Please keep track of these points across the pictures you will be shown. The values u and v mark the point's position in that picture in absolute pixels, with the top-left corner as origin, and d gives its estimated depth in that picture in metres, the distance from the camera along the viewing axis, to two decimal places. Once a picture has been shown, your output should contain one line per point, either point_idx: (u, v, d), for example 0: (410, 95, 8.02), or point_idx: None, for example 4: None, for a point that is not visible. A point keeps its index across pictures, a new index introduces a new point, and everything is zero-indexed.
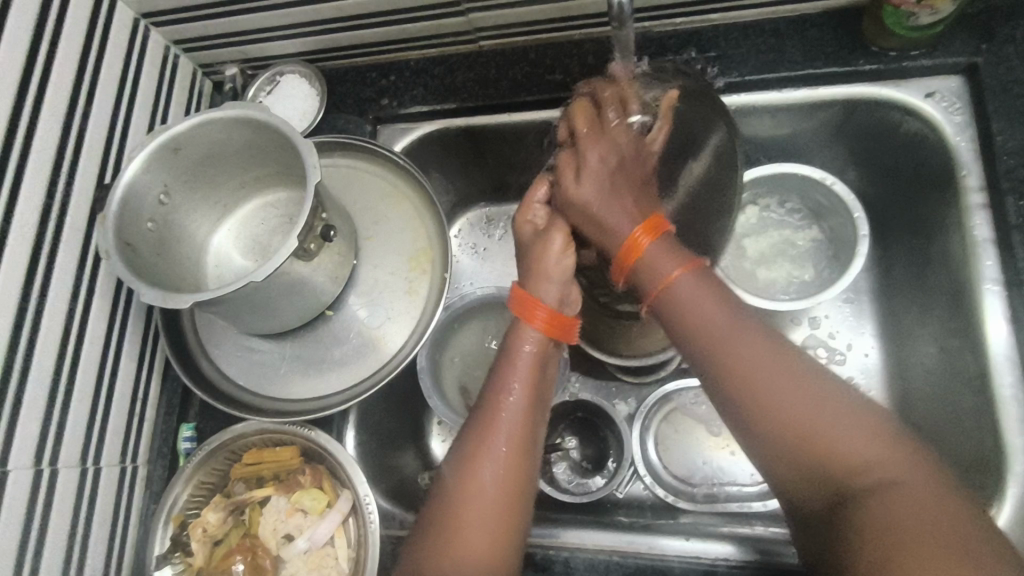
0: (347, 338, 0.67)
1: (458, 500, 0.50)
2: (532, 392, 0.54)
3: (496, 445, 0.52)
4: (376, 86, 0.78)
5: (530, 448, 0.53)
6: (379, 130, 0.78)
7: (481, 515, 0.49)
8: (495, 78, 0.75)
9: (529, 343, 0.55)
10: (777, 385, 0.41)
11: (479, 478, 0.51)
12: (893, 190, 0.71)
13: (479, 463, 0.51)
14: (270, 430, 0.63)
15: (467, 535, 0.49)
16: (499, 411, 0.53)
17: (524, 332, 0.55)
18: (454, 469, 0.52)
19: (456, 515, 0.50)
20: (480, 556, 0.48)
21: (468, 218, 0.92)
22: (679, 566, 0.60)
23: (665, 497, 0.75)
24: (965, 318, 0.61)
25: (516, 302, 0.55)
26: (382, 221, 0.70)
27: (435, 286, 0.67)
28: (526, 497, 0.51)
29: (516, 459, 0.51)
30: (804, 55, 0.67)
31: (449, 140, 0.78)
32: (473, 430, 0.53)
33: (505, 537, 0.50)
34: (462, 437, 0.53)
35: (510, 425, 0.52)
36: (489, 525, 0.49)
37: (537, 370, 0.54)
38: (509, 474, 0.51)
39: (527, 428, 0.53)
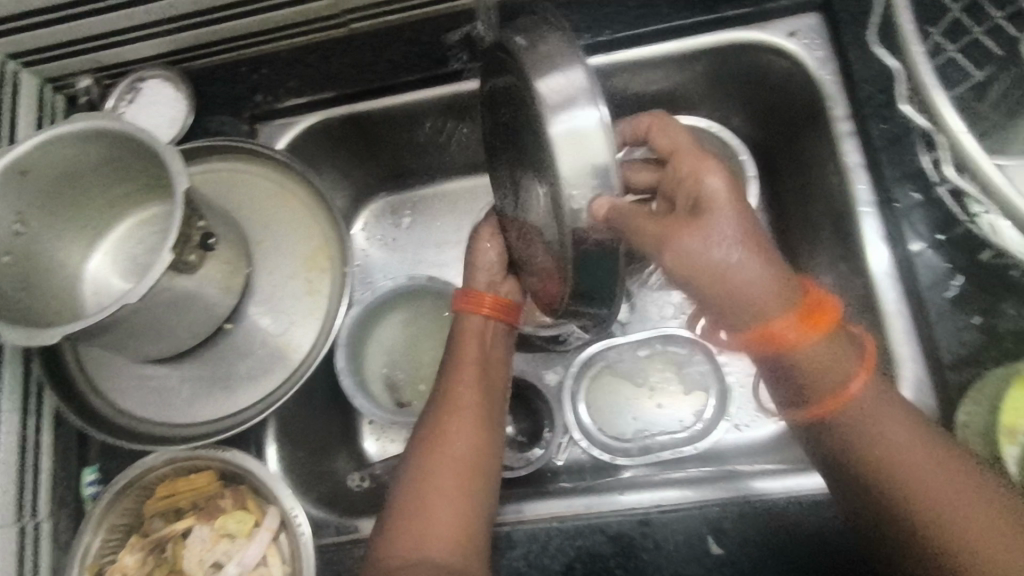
0: (251, 350, 0.63)
1: (424, 464, 0.56)
2: (479, 369, 0.62)
3: (455, 413, 0.59)
4: (248, 82, 0.74)
5: (487, 420, 0.59)
6: (258, 130, 0.74)
7: (443, 471, 0.55)
8: (372, 60, 0.72)
9: (476, 325, 0.65)
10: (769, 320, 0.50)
11: (439, 441, 0.57)
12: (772, 131, 0.73)
13: (441, 428, 0.58)
14: (182, 457, 0.60)
15: (429, 489, 0.54)
16: (454, 389, 0.61)
17: (471, 320, 0.65)
18: (420, 431, 0.58)
19: (420, 485, 0.54)
20: (443, 513, 0.53)
21: (373, 210, 0.91)
22: (615, 520, 0.57)
23: (602, 456, 0.77)
24: (848, 242, 0.64)
25: (461, 305, 0.65)
26: (273, 223, 0.67)
27: (336, 283, 0.64)
28: (487, 466, 0.57)
29: (469, 428, 0.58)
30: (671, 7, 0.67)
31: (335, 131, 0.75)
32: (439, 399, 0.60)
33: (466, 498, 0.54)
34: (433, 405, 0.61)
35: (465, 400, 0.60)
36: (448, 492, 0.54)
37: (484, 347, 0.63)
38: (465, 436, 0.57)
39: (478, 404, 0.60)
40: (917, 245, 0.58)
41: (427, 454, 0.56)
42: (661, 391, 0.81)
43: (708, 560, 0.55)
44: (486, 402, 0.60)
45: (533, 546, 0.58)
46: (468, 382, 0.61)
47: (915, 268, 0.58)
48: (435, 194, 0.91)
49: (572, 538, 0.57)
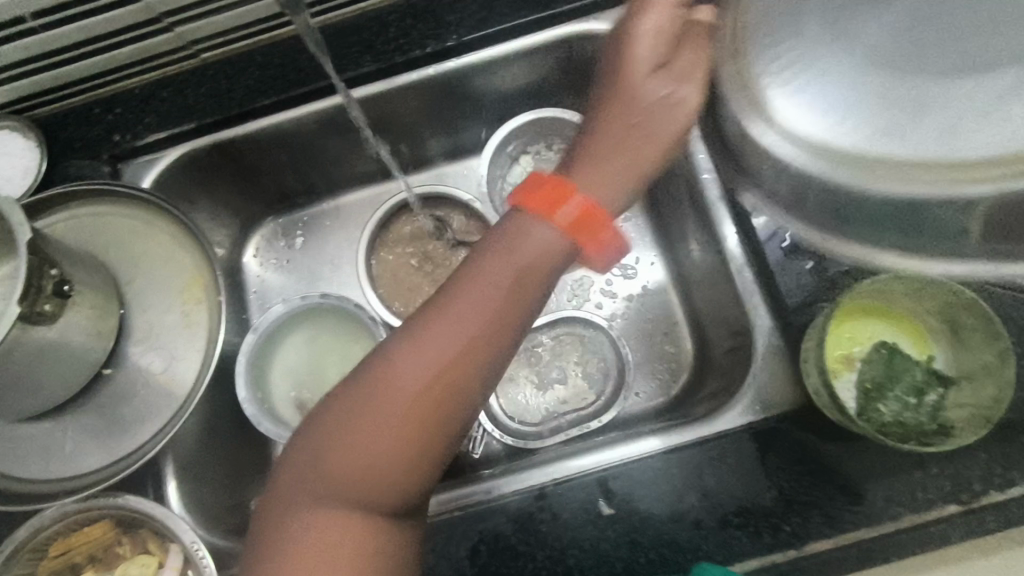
0: (134, 392, 0.63)
1: (380, 384, 0.42)
2: (463, 331, 0.42)
3: (399, 393, 0.42)
4: (104, 123, 0.73)
5: (481, 368, 0.42)
6: (121, 170, 0.72)
7: (356, 475, 0.42)
8: (227, 88, 0.72)
9: (549, 225, 0.42)
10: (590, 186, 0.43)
11: (356, 428, 0.42)
12: None
13: (370, 407, 0.42)
14: (72, 512, 0.58)
15: (328, 482, 0.43)
16: (412, 352, 0.42)
17: (530, 222, 0.42)
18: (349, 393, 0.43)
19: (362, 401, 0.43)
20: (373, 458, 0.42)
21: (263, 236, 0.91)
22: (511, 501, 0.60)
23: (514, 443, 0.77)
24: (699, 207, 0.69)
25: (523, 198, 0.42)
26: (143, 261, 0.66)
27: (213, 311, 0.64)
28: (452, 427, 0.43)
29: (410, 423, 0.42)
30: (511, 7, 0.71)
31: (202, 161, 0.75)
32: (427, 338, 0.42)
33: (410, 456, 0.42)
34: (383, 369, 0.42)
35: (417, 381, 0.42)
36: (391, 436, 0.42)
37: (543, 244, 0.42)
38: (398, 436, 0.42)
39: (441, 394, 0.42)
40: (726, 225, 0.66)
41: (388, 374, 0.42)
42: (561, 373, 0.84)
43: (602, 522, 0.57)
44: (456, 388, 0.42)
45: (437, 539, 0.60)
46: (438, 348, 0.42)
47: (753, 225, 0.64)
48: (325, 211, 0.91)
49: (472, 525, 0.60)
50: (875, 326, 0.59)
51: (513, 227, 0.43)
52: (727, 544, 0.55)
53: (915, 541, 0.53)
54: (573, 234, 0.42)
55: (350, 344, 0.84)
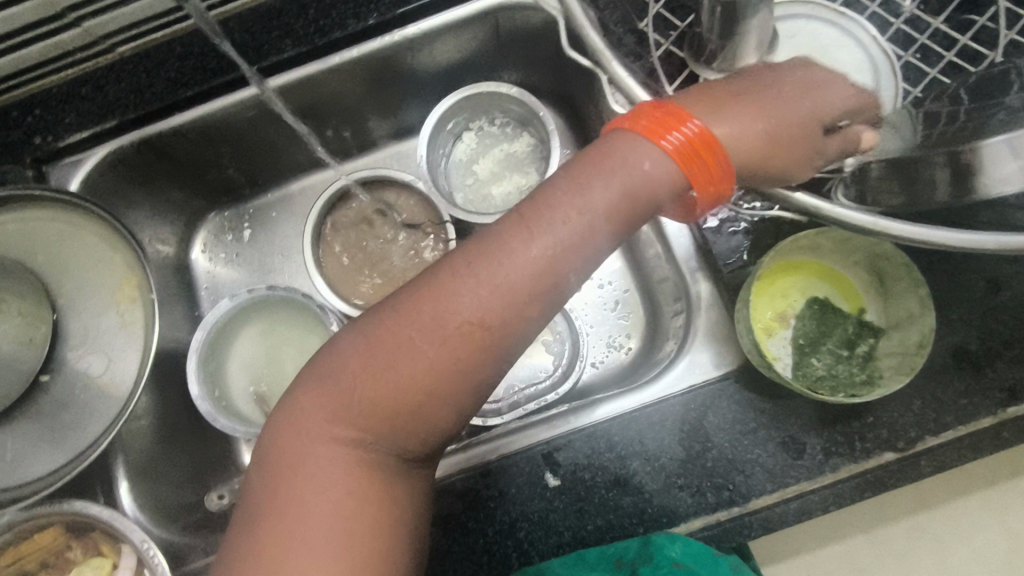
0: (72, 398, 0.62)
1: (435, 299, 0.42)
2: (529, 258, 0.42)
3: (458, 319, 0.41)
4: (24, 125, 0.71)
5: (536, 304, 0.42)
6: (46, 173, 0.71)
7: (394, 406, 0.42)
8: (148, 81, 0.70)
9: (648, 157, 0.44)
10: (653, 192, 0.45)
11: (404, 353, 0.42)
12: (563, 79, 0.78)
13: (425, 332, 0.41)
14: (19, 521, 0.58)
15: (360, 409, 0.42)
16: (481, 277, 0.42)
17: (637, 145, 0.44)
18: (398, 316, 0.42)
19: (412, 314, 0.42)
20: (413, 376, 0.41)
21: (209, 230, 0.89)
22: (460, 480, 0.59)
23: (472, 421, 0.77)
24: None
25: (641, 116, 0.45)
26: (73, 265, 0.65)
27: (148, 310, 0.63)
28: (482, 364, 0.42)
29: (460, 353, 0.42)
30: None
31: (131, 158, 0.73)
32: (497, 261, 0.41)
33: (444, 379, 0.42)
34: (445, 290, 0.41)
35: (483, 310, 0.42)
36: (427, 359, 0.41)
37: (619, 178, 0.43)
38: (437, 370, 0.42)
39: (499, 327, 0.42)
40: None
41: (444, 291, 0.42)
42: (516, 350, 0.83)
43: (549, 494, 0.58)
44: (519, 318, 0.42)
45: None
46: (507, 273, 0.41)
47: None
48: (272, 202, 0.90)
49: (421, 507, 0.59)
50: (807, 283, 0.59)
51: (636, 143, 0.44)
52: (672, 505, 0.56)
53: (850, 490, 0.55)
54: (682, 160, 0.44)
55: (304, 334, 0.84)
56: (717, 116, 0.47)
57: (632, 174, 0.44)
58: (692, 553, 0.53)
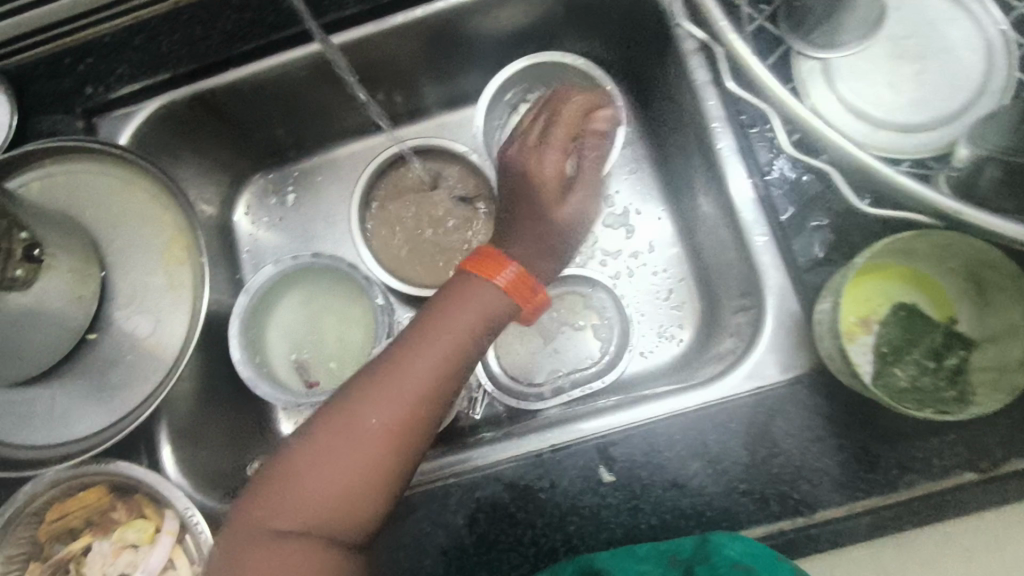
0: (119, 357, 0.61)
1: (346, 419, 0.49)
2: (423, 371, 0.50)
3: (371, 427, 0.49)
4: (75, 74, 0.68)
5: (433, 404, 0.51)
6: (97, 124, 0.68)
7: (326, 499, 0.47)
8: (203, 33, 0.68)
9: (483, 294, 0.53)
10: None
11: (332, 460, 0.48)
12: (631, 52, 0.74)
13: (344, 438, 0.48)
14: (65, 478, 0.58)
15: (296, 509, 0.47)
16: (389, 385, 0.50)
17: (471, 287, 0.54)
18: (322, 426, 0.49)
19: (331, 432, 0.49)
20: (339, 475, 0.48)
21: (252, 192, 0.87)
22: (509, 468, 0.58)
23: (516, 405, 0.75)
24: (709, 161, 0.64)
25: (470, 266, 0.55)
26: (122, 222, 0.63)
27: (197, 272, 0.62)
28: (404, 454, 0.49)
29: (378, 450, 0.48)
30: None
31: (181, 114, 0.71)
32: (395, 377, 0.50)
33: (372, 472, 0.48)
34: (349, 410, 0.49)
35: (387, 415, 0.49)
36: (354, 460, 0.48)
37: (473, 306, 0.53)
38: (364, 466, 0.48)
39: (405, 427, 0.49)
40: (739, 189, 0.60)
41: (350, 412, 0.49)
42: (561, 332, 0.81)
43: (602, 489, 0.56)
44: (423, 416, 0.50)
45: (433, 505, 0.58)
46: (409, 383, 0.50)
47: (766, 178, 0.59)
48: (316, 166, 0.87)
49: (469, 492, 0.58)
50: (894, 288, 0.55)
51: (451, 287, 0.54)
52: (731, 509, 0.54)
53: (924, 508, 0.52)
54: (510, 294, 0.54)
55: (346, 303, 0.82)
56: None
57: (470, 306, 0.53)
58: (753, 553, 0.51)
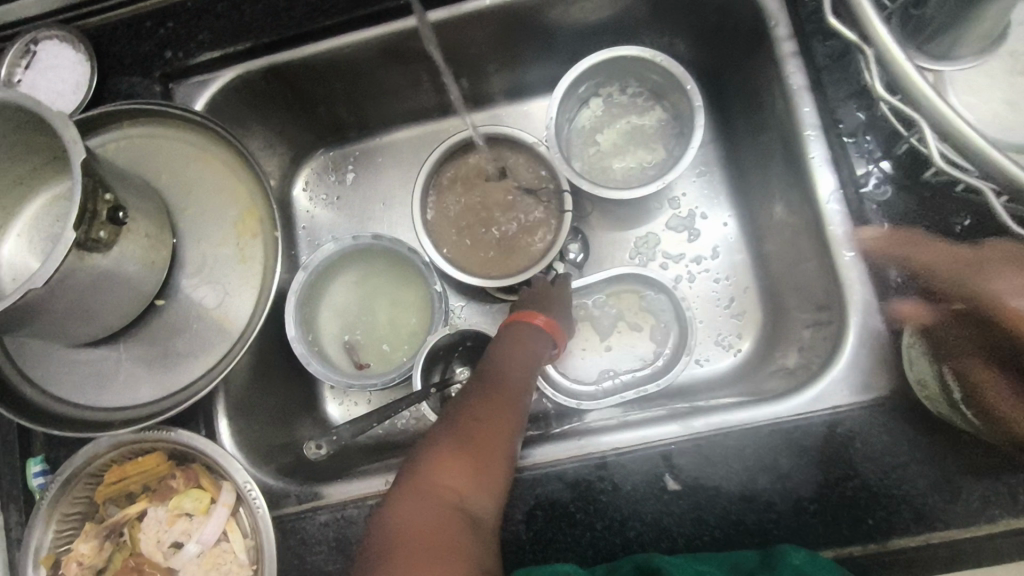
0: (187, 325, 0.61)
1: (468, 431, 0.51)
2: (523, 376, 0.58)
3: (490, 431, 0.52)
4: (155, 37, 0.68)
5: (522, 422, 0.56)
6: (172, 90, 0.68)
7: (469, 477, 0.49)
8: (286, 5, 0.67)
9: (537, 330, 0.63)
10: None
11: (462, 467, 0.49)
12: (715, 52, 0.72)
13: (477, 427, 0.52)
14: (126, 441, 0.58)
15: (446, 489, 0.48)
16: (498, 389, 0.56)
17: (527, 325, 0.63)
18: (447, 428, 0.52)
19: (457, 443, 0.51)
20: (473, 480, 0.49)
21: (313, 168, 0.87)
22: (571, 467, 0.57)
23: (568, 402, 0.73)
24: (796, 169, 0.62)
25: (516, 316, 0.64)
26: (196, 190, 0.63)
27: (269, 246, 0.61)
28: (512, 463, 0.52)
29: (502, 436, 0.53)
30: None
31: (256, 84, 0.70)
32: (495, 398, 0.55)
33: (493, 480, 0.50)
34: (473, 419, 0.53)
35: (500, 423, 0.53)
36: (482, 464, 0.50)
37: (540, 340, 0.62)
38: (489, 474, 0.50)
39: (511, 437, 0.53)
40: (830, 201, 0.58)
41: (468, 424, 0.52)
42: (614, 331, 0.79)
43: (666, 497, 0.55)
44: (519, 431, 0.55)
45: None
46: (514, 384, 0.57)
47: (861, 191, 0.58)
48: (378, 146, 0.86)
49: (529, 488, 0.57)
50: None
51: (514, 328, 0.63)
52: (800, 529, 0.53)
53: (1004, 545, 0.51)
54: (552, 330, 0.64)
55: (401, 287, 0.82)
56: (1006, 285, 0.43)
57: (535, 342, 0.62)
58: (817, 564, 0.49)
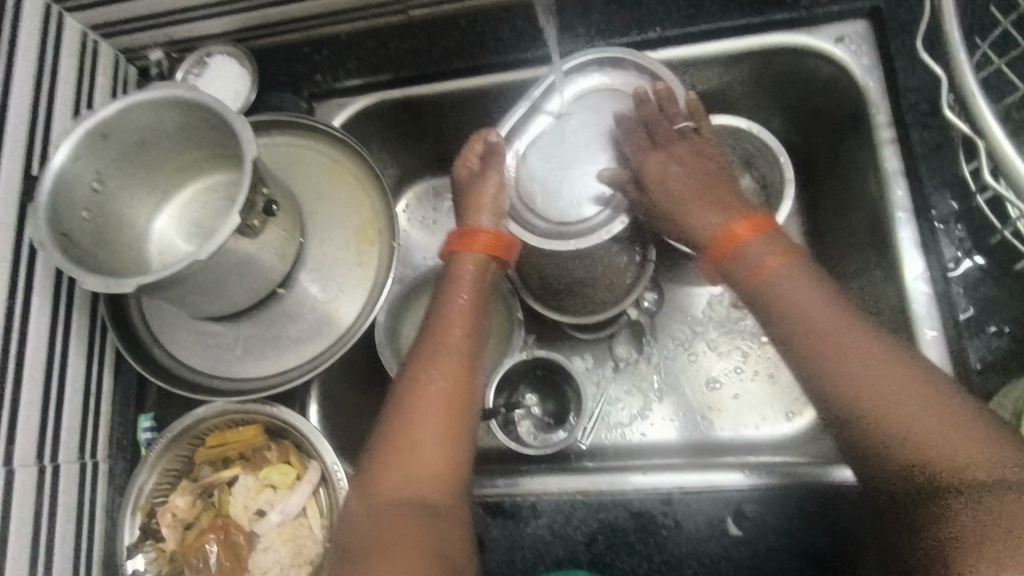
0: (301, 314, 0.67)
1: (411, 406, 0.54)
2: (465, 322, 0.60)
3: (434, 399, 0.54)
4: (309, 62, 0.77)
5: (473, 369, 0.58)
6: (316, 108, 0.77)
7: (411, 471, 0.51)
8: (428, 46, 0.75)
9: (472, 263, 0.63)
10: (957, 439, 0.44)
11: (413, 447, 0.52)
12: (811, 131, 0.76)
13: (419, 400, 0.54)
14: (231, 411, 0.63)
15: (395, 482, 0.51)
16: (433, 361, 0.57)
17: (464, 261, 0.63)
18: (396, 408, 0.55)
19: (403, 423, 0.53)
20: (423, 456, 0.52)
21: (415, 191, 0.91)
22: (637, 497, 0.60)
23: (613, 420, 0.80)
24: (883, 249, 0.65)
25: (455, 244, 0.64)
26: (326, 196, 0.71)
27: (384, 254, 0.68)
28: (468, 415, 0.55)
29: (453, 398, 0.55)
30: (721, 7, 0.69)
31: (388, 112, 0.78)
32: (438, 360, 0.57)
33: (448, 446, 0.53)
34: (417, 392, 0.55)
35: (447, 386, 0.55)
36: (433, 433, 0.53)
37: (480, 280, 0.63)
38: (442, 442, 0.53)
39: (462, 394, 0.56)
40: (916, 282, 0.62)
41: (412, 399, 0.55)
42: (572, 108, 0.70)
43: (726, 539, 0.57)
44: (468, 381, 0.57)
45: (556, 517, 0.60)
46: (456, 342, 0.59)
47: (948, 274, 0.61)
48: None
49: (594, 511, 0.60)
50: None
51: (451, 269, 0.63)
52: None
53: None
54: (488, 253, 0.63)
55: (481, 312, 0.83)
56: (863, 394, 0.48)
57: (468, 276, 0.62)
58: None
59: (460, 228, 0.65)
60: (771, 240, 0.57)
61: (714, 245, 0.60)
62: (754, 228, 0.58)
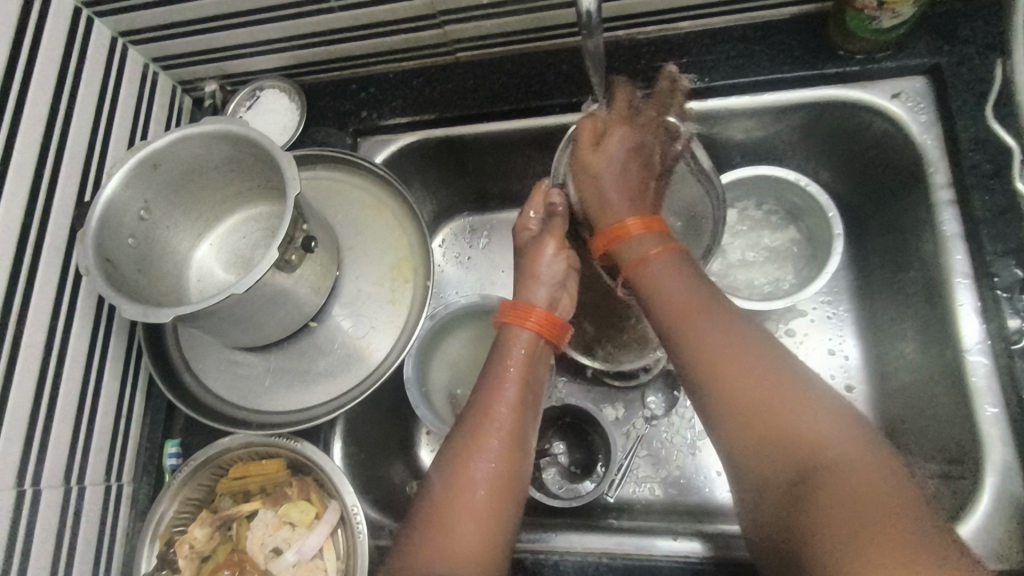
0: (331, 349, 0.67)
1: (455, 484, 0.52)
2: (514, 398, 0.58)
3: (479, 481, 0.52)
4: (356, 99, 0.79)
5: (522, 448, 0.56)
6: (359, 143, 0.78)
7: (450, 543, 0.49)
8: (473, 88, 0.76)
9: (522, 344, 0.61)
10: (771, 406, 0.46)
11: (454, 528, 0.50)
12: (863, 186, 0.73)
13: (460, 477, 0.52)
14: (256, 444, 0.63)
15: (431, 560, 0.48)
16: (483, 429, 0.55)
17: (516, 336, 0.62)
18: (438, 482, 0.53)
19: (446, 502, 0.51)
20: (464, 539, 0.49)
21: (451, 228, 0.91)
22: (666, 564, 0.61)
23: (640, 477, 0.77)
24: (940, 314, 0.61)
25: (508, 315, 0.63)
26: (364, 232, 0.71)
27: (418, 294, 0.68)
28: (514, 499, 0.53)
29: (498, 481, 0.53)
30: (772, 59, 0.68)
31: (430, 150, 0.78)
32: (485, 437, 0.55)
33: (490, 533, 0.50)
34: (465, 469, 0.53)
35: (496, 467, 0.53)
36: (477, 515, 0.51)
37: (530, 363, 0.61)
38: (487, 526, 0.51)
39: (509, 481, 0.53)
40: (974, 352, 0.58)
41: (456, 478, 0.52)
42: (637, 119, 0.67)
43: None
44: (517, 466, 0.54)
45: None
46: (505, 421, 0.56)
47: (1011, 346, 0.56)
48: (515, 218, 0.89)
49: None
50: None
51: (501, 343, 0.62)
52: None
53: None
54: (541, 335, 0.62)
55: None
56: (744, 380, 0.47)
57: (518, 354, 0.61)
58: None
59: (512, 301, 0.64)
60: (655, 235, 0.58)
61: (603, 234, 0.61)
62: (642, 225, 0.59)
